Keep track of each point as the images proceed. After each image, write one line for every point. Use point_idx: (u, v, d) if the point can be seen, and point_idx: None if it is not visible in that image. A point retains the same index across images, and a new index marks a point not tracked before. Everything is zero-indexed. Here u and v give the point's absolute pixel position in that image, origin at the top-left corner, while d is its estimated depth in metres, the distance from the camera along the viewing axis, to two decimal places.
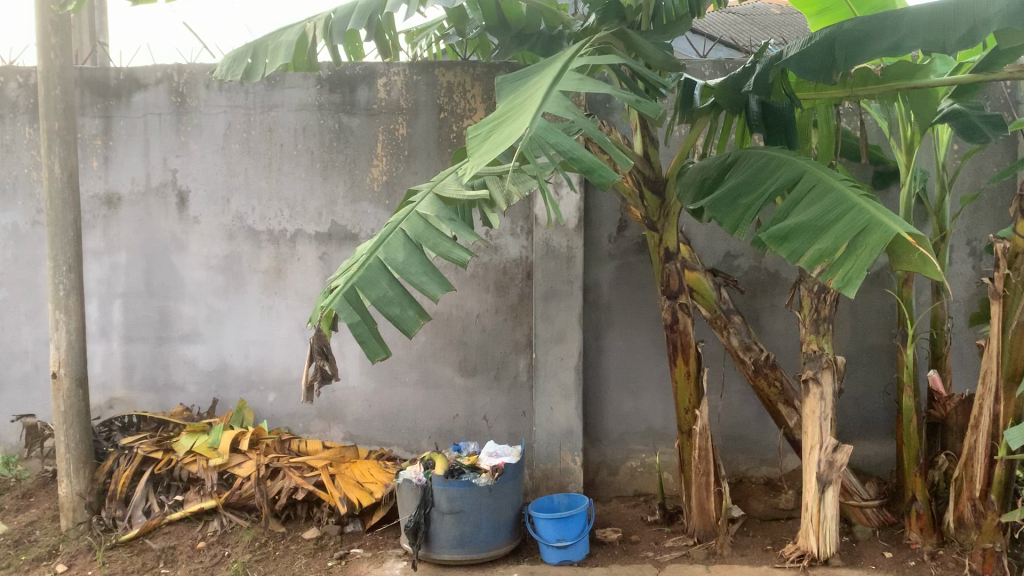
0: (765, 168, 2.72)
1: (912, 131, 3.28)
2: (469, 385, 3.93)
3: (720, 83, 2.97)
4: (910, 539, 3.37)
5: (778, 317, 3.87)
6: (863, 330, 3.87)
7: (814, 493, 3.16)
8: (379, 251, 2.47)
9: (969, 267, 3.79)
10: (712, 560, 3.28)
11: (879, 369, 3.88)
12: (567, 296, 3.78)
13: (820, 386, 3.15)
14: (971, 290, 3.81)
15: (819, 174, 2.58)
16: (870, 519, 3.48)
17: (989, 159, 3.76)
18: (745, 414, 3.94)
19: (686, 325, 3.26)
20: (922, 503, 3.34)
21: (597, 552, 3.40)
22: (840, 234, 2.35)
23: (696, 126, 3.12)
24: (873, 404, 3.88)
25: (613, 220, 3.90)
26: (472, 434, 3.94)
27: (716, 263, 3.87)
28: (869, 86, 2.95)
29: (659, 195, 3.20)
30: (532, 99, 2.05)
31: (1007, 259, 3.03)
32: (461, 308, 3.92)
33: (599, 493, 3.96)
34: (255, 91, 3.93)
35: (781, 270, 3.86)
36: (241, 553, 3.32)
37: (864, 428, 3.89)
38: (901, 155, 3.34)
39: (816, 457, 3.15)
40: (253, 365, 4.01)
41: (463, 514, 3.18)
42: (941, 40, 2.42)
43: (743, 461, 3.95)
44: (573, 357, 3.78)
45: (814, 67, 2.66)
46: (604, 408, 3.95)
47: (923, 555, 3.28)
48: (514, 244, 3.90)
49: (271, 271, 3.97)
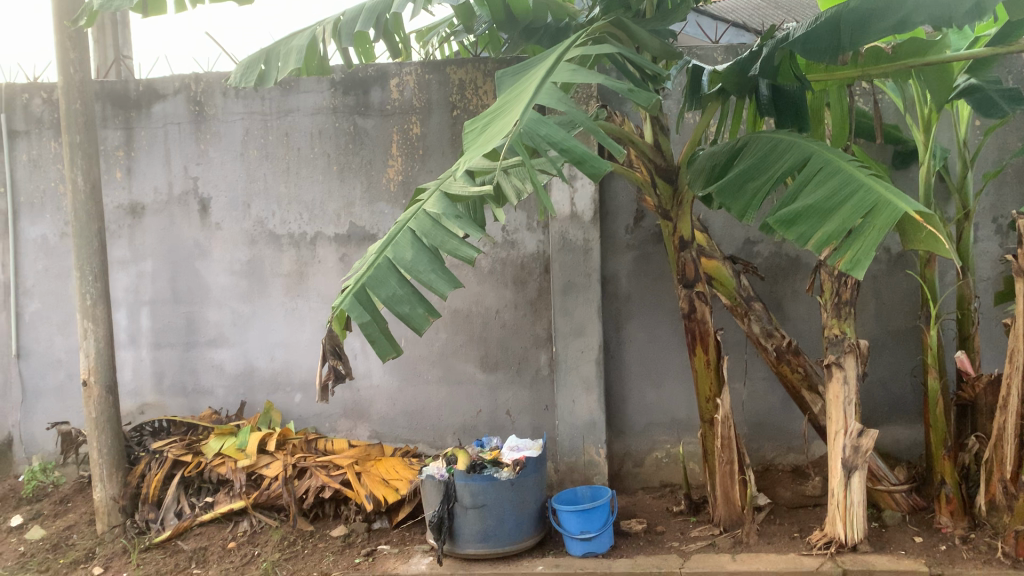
0: (774, 151, 2.69)
1: (928, 109, 3.22)
2: (491, 381, 3.95)
3: (726, 68, 2.95)
4: (941, 523, 3.33)
5: (800, 303, 3.83)
6: (888, 312, 3.81)
7: (840, 478, 3.13)
8: (387, 251, 2.49)
9: (995, 245, 3.72)
10: (739, 548, 3.26)
11: (905, 352, 3.82)
12: (585, 289, 3.77)
13: (843, 370, 3.12)
14: (997, 268, 3.73)
15: (828, 156, 2.55)
16: (900, 504, 3.44)
17: (1012, 134, 3.67)
18: (769, 402, 3.90)
19: (703, 313, 3.22)
20: (952, 486, 3.29)
21: (622, 544, 3.40)
22: (849, 216, 2.32)
23: (707, 111, 3.12)
24: (901, 386, 3.82)
25: (629, 211, 3.89)
26: (496, 429, 3.96)
27: (735, 250, 3.84)
28: (882, 65, 2.90)
29: (671, 183, 3.18)
30: (524, 91, 2.07)
31: None
32: (480, 305, 3.93)
33: (624, 484, 3.96)
34: (271, 97, 3.98)
35: (801, 255, 3.82)
36: (271, 552, 3.37)
37: (892, 413, 3.83)
38: (918, 133, 3.28)
39: (841, 442, 3.12)
40: (278, 367, 4.07)
41: (486, 508, 3.20)
42: (949, 14, 2.41)
43: (770, 449, 3.91)
44: (594, 349, 3.78)
45: (820, 48, 2.62)
46: (627, 400, 3.94)
47: (954, 539, 3.24)
48: (531, 239, 3.90)
49: (293, 274, 4.03)
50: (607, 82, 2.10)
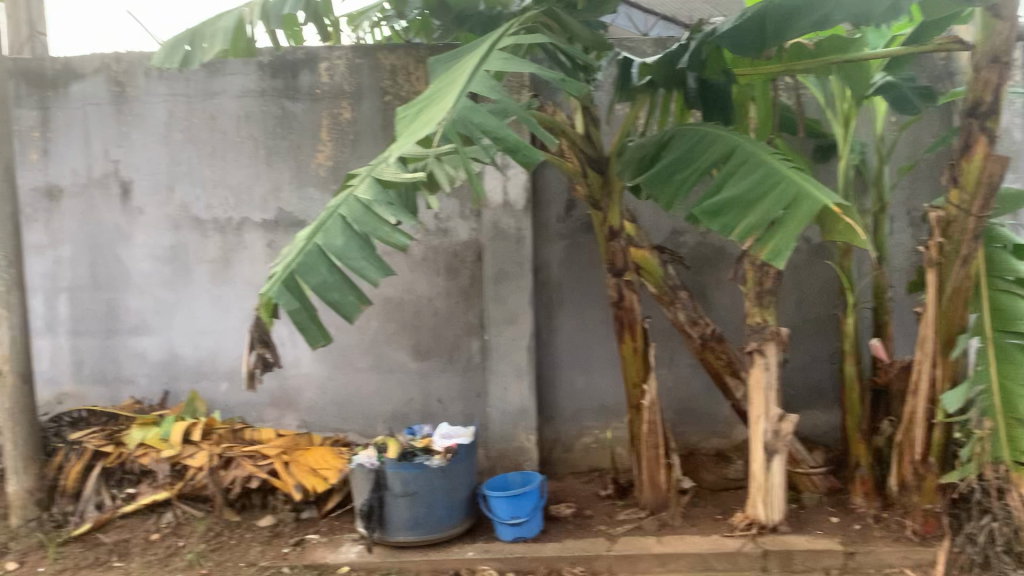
0: (699, 144, 2.75)
1: (847, 105, 3.33)
2: (422, 368, 3.94)
3: (656, 60, 3.05)
4: (855, 503, 3.49)
5: (725, 292, 3.93)
6: (807, 301, 3.94)
7: (761, 461, 3.25)
8: (317, 237, 2.44)
9: (908, 236, 3.87)
10: (663, 531, 3.35)
11: (823, 339, 3.96)
12: (517, 277, 3.79)
13: (764, 357, 3.21)
14: (910, 258, 3.89)
15: (751, 148, 2.62)
16: (817, 485, 3.58)
17: (924, 130, 3.82)
18: (695, 388, 3.99)
19: (632, 301, 3.29)
20: (866, 468, 3.47)
21: (551, 528, 3.44)
22: (771, 208, 2.39)
23: (636, 103, 3.21)
24: (819, 372, 3.96)
25: (561, 200, 3.92)
26: (427, 417, 3.96)
27: (663, 239, 3.91)
28: (805, 61, 2.96)
29: (602, 173, 3.24)
30: (459, 80, 2.10)
31: (941, 227, 3.04)
32: (412, 293, 3.92)
33: (554, 470, 4.01)
34: (195, 78, 3.88)
35: (726, 245, 3.91)
36: (196, 543, 3.32)
37: (810, 397, 3.97)
38: (839, 127, 3.38)
39: (762, 427, 3.23)
40: (204, 355, 3.98)
41: (416, 496, 3.20)
42: (868, 12, 2.51)
43: (694, 434, 4.01)
44: (525, 337, 3.80)
45: (745, 43, 2.73)
46: (557, 387, 3.98)
47: (868, 518, 3.40)
48: (463, 227, 3.89)
49: (218, 261, 3.94)
50: (542, 72, 2.14)
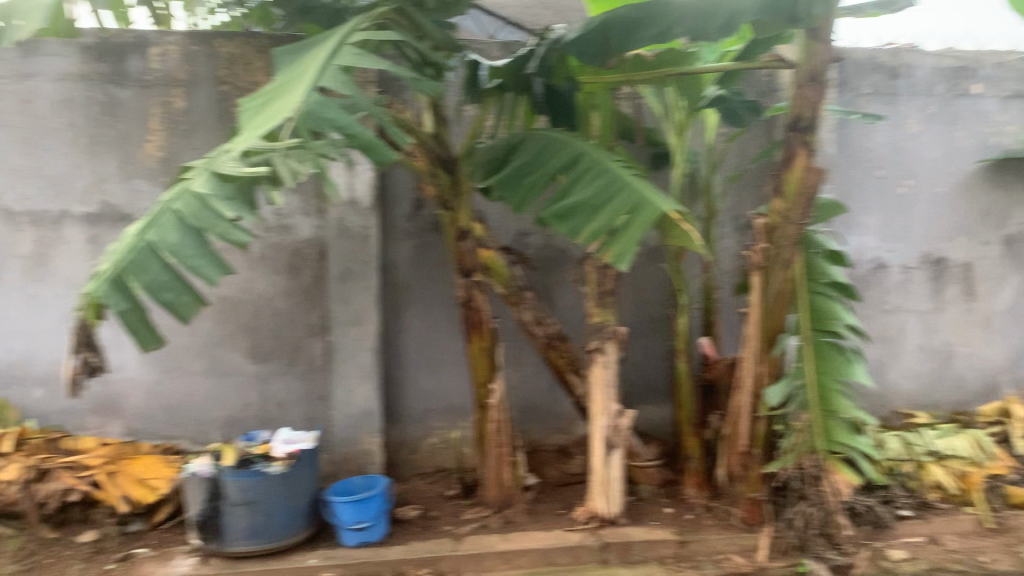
0: (547, 149, 2.82)
1: (682, 115, 3.50)
2: (261, 371, 3.80)
3: (505, 65, 3.13)
4: (687, 494, 3.71)
5: (567, 292, 4.03)
6: (644, 302, 4.10)
7: (602, 457, 3.36)
8: (148, 233, 2.29)
9: (735, 242, 4.11)
10: (508, 528, 3.40)
11: (658, 338, 4.14)
12: (363, 276, 3.73)
13: (605, 355, 3.32)
14: (737, 262, 4.13)
15: (596, 155, 2.71)
16: (653, 478, 3.75)
17: (750, 142, 4.07)
18: (539, 387, 4.06)
19: (480, 301, 3.32)
20: (696, 461, 3.68)
21: (397, 531, 3.40)
22: (615, 212, 2.48)
23: (485, 106, 3.26)
24: (655, 369, 4.14)
25: (408, 199, 3.88)
26: (266, 421, 3.82)
27: (509, 240, 3.95)
28: (645, 72, 3.08)
29: (451, 173, 3.23)
30: (309, 73, 2.07)
31: (765, 234, 3.26)
32: (249, 292, 3.76)
33: (399, 472, 3.97)
34: (6, 57, 3.55)
35: (569, 247, 4.01)
36: (5, 564, 3.05)
37: (647, 394, 4.15)
38: (674, 137, 3.54)
39: (602, 423, 3.34)
40: (14, 359, 3.66)
41: (256, 504, 3.07)
42: (703, 28, 2.66)
43: (538, 431, 4.09)
44: (371, 338, 3.74)
45: (590, 52, 2.85)
46: (403, 388, 3.95)
47: (699, 508, 3.62)
48: (307, 225, 3.76)
49: (32, 257, 3.63)
50: (394, 69, 2.15)
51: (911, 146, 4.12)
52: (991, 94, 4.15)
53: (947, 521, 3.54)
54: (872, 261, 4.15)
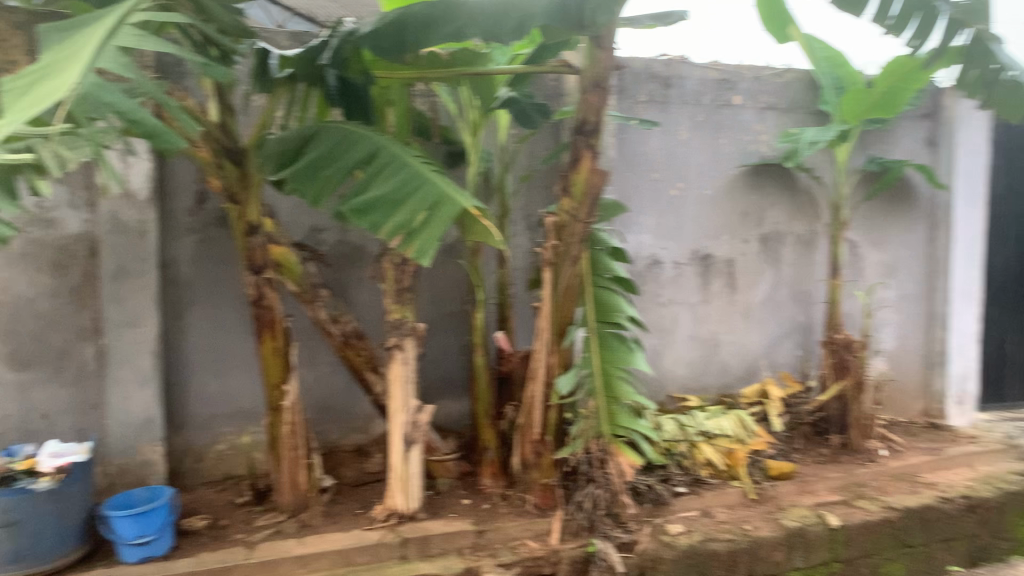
0: (344, 142, 2.84)
1: (475, 114, 3.58)
2: (21, 380, 3.39)
3: (296, 55, 3.03)
4: (483, 484, 3.80)
5: (362, 289, 3.99)
6: (440, 298, 4.14)
7: (400, 454, 3.35)
8: None
9: (526, 239, 4.24)
10: (304, 531, 3.32)
11: (454, 333, 4.20)
12: (140, 275, 3.49)
13: (403, 352, 3.32)
14: (528, 259, 4.27)
15: (394, 150, 2.78)
16: (450, 471, 3.80)
17: (538, 144, 4.22)
18: (334, 386, 3.99)
19: (272, 299, 3.21)
20: (493, 451, 3.78)
21: (183, 544, 3.21)
22: (416, 208, 2.58)
23: (275, 97, 3.15)
24: (451, 364, 4.20)
25: (190, 192, 3.67)
26: (29, 435, 3.42)
27: (301, 237, 3.85)
28: (439, 70, 3.12)
29: (239, 165, 3.12)
30: (83, 51, 1.90)
31: (555, 232, 3.40)
32: (6, 293, 3.34)
33: (185, 481, 3.75)
34: None
35: (364, 244, 3.97)
36: None
37: (443, 389, 4.19)
38: (468, 135, 3.60)
39: (400, 420, 3.35)
40: None
41: (19, 526, 2.78)
42: (496, 30, 2.75)
43: (333, 431, 4.01)
44: (150, 340, 3.51)
45: (387, 47, 2.84)
46: (187, 392, 3.73)
47: (495, 497, 3.73)
48: (75, 218, 3.41)
49: None
50: (179, 53, 2.05)
51: (682, 151, 4.46)
52: (748, 106, 4.59)
53: (717, 495, 3.88)
54: (649, 257, 4.45)
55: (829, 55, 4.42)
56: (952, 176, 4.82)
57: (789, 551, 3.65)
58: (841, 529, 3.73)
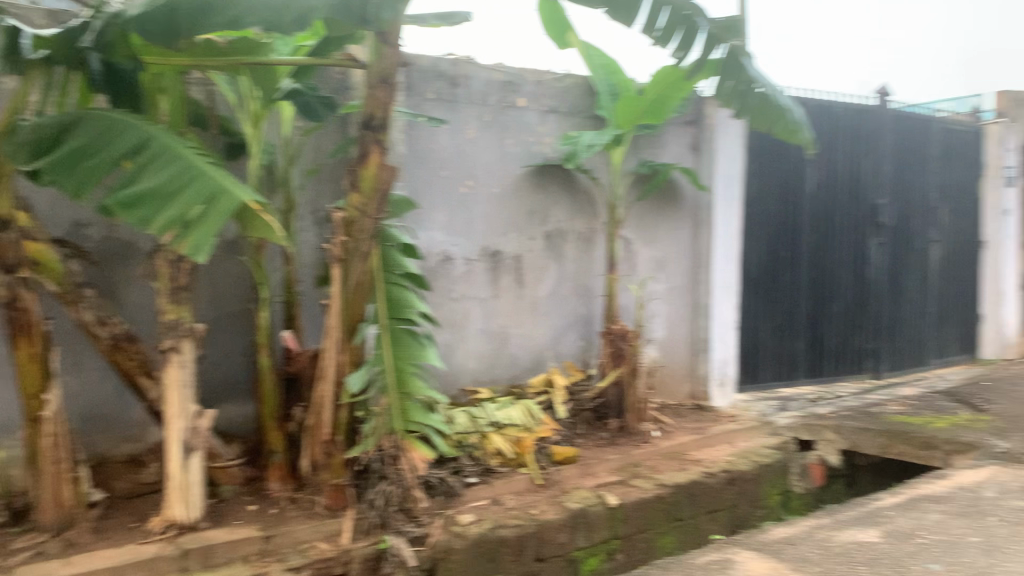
0: (107, 130, 2.68)
1: (256, 105, 3.46)
2: None
3: (53, 34, 2.83)
4: (270, 489, 3.68)
5: (134, 289, 3.74)
6: (222, 296, 3.97)
7: (179, 462, 3.18)
8: None
9: (314, 235, 4.13)
10: (71, 551, 3.07)
11: (237, 333, 4.03)
12: None
13: (180, 354, 3.15)
14: (316, 255, 4.16)
15: (164, 139, 2.68)
16: (235, 477, 3.66)
17: (326, 137, 4.13)
18: (103, 393, 3.71)
19: (29, 301, 2.96)
20: (280, 454, 3.68)
21: None
22: (190, 203, 2.55)
23: (28, 80, 2.91)
24: (235, 366, 4.03)
25: None
26: None
27: (62, 233, 3.54)
28: (215, 57, 3.01)
29: None
30: None
31: (344, 227, 3.36)
32: None
33: None
34: None
35: (135, 240, 3.72)
36: None
37: (226, 392, 4.02)
38: (249, 127, 3.49)
39: (179, 427, 3.18)
40: None
41: None
42: (277, 20, 2.75)
43: (102, 442, 3.72)
44: None
45: (156, 31, 2.70)
46: None
47: (283, 501, 3.63)
48: None
49: None
50: None
51: (469, 149, 4.55)
52: (532, 108, 4.77)
53: (506, 483, 4.00)
54: (439, 253, 4.50)
55: (606, 63, 4.70)
56: (713, 179, 5.32)
57: (573, 532, 3.83)
58: (619, 507, 3.98)
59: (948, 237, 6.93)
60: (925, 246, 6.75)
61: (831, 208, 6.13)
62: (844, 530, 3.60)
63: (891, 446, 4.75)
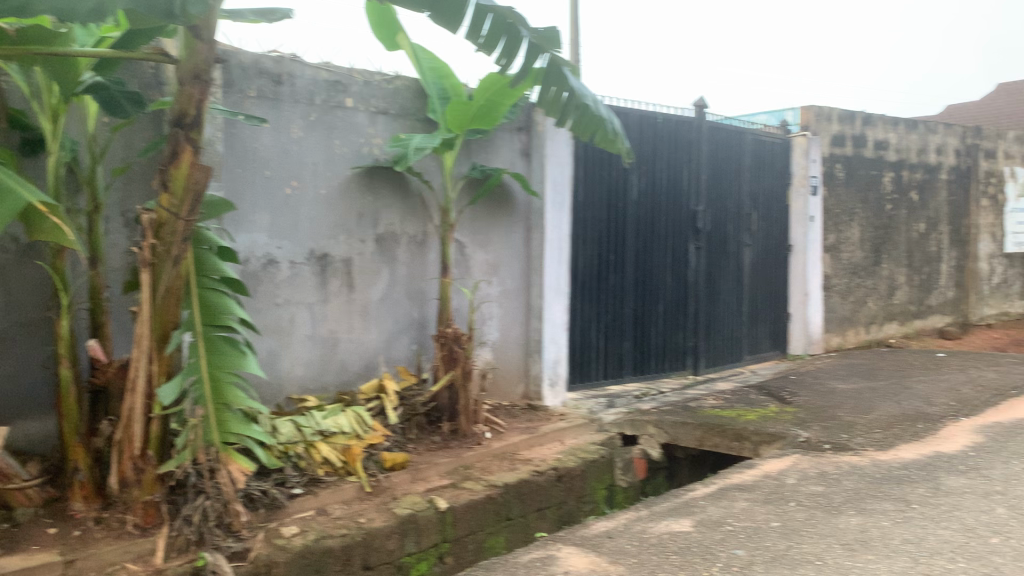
0: None
1: (54, 100, 3.27)
2: None
3: None
4: (74, 510, 3.42)
5: None
6: (17, 304, 3.67)
7: None
8: None
9: (123, 237, 3.90)
10: None
11: (35, 344, 3.74)
12: None
13: None
14: (125, 259, 3.91)
15: None
16: (32, 498, 3.40)
17: (137, 134, 3.90)
18: None
19: None
20: (85, 472, 3.42)
21: None
22: None
23: None
24: (32, 379, 3.74)
25: None
26: None
27: None
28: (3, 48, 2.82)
29: None
30: None
31: (152, 230, 3.24)
32: None
33: None
34: None
35: None
36: None
37: (23, 407, 3.72)
38: (46, 122, 3.26)
39: None
40: None
41: None
42: (70, 9, 2.67)
43: None
44: None
45: None
46: None
47: (88, 522, 3.37)
48: None
49: None
50: None
51: (295, 150, 4.45)
52: (360, 109, 4.71)
53: (332, 492, 3.91)
54: (263, 257, 4.36)
55: (435, 66, 4.69)
56: (543, 185, 5.47)
57: (402, 538, 3.80)
58: (449, 510, 3.99)
59: (759, 243, 7.43)
60: (740, 250, 7.20)
61: (653, 214, 6.44)
62: (659, 521, 3.79)
63: (706, 439, 5.05)
